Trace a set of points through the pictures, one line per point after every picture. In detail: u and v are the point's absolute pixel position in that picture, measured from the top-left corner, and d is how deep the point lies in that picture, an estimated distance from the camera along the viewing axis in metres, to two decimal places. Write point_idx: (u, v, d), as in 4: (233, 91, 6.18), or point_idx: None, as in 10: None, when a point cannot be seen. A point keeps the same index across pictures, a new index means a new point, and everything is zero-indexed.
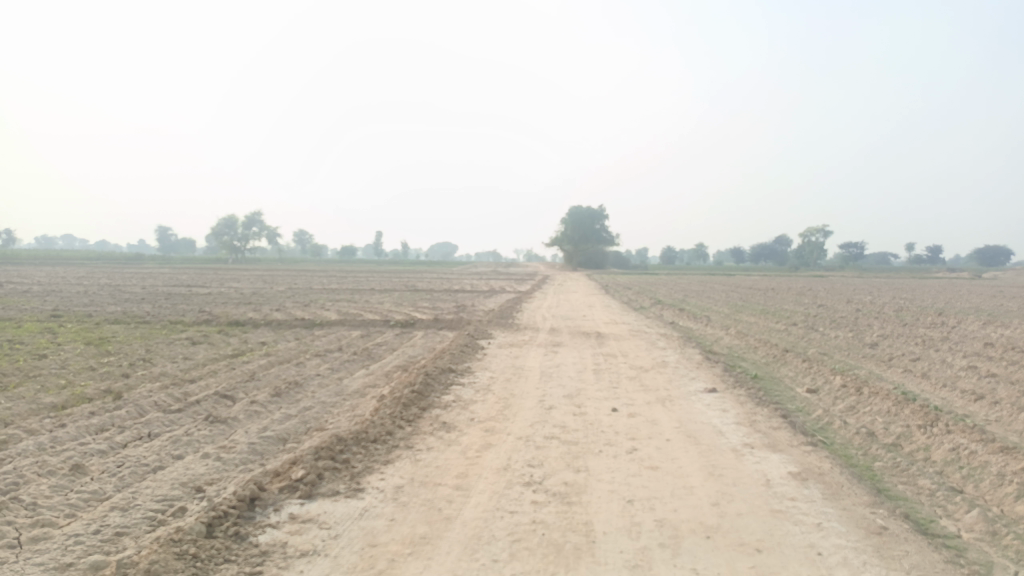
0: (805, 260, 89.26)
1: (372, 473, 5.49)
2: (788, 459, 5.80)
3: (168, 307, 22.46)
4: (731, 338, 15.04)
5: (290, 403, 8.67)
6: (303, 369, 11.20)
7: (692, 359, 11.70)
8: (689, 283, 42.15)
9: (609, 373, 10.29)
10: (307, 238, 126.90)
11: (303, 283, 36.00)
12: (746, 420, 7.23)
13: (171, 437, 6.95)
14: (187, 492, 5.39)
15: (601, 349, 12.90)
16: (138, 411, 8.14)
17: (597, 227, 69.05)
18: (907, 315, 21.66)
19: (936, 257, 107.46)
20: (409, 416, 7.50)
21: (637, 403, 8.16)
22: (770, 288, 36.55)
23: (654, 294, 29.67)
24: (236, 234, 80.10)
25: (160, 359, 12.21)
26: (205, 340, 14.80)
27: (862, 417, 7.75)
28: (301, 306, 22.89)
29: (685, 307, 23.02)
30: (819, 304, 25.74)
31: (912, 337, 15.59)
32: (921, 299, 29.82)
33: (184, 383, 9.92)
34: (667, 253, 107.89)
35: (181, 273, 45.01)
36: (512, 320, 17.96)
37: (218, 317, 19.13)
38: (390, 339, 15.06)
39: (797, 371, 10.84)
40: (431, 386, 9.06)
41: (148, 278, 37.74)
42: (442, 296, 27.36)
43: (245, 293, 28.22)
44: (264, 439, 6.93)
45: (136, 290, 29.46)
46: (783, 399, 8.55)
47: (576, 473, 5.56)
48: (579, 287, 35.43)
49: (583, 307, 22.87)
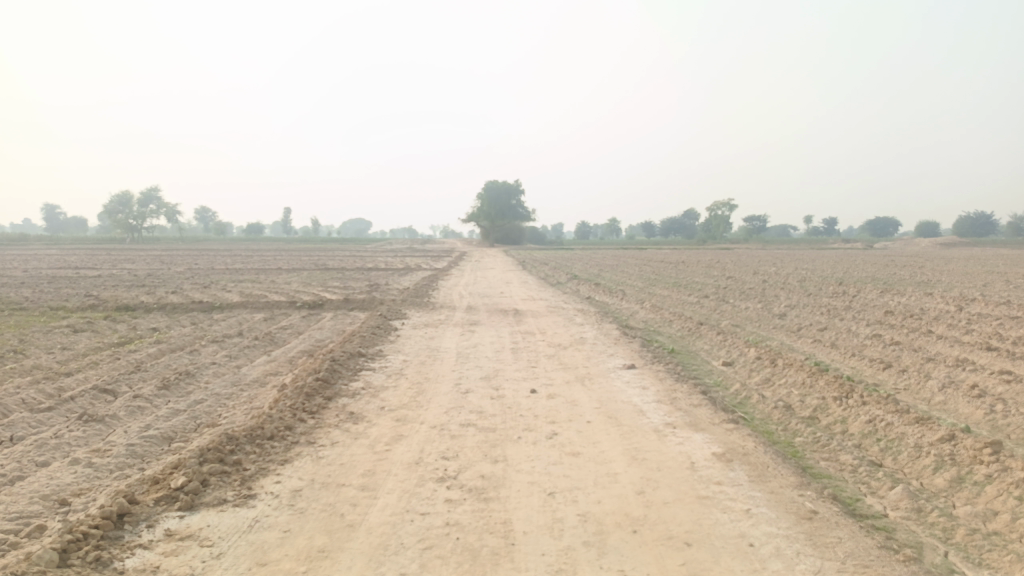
0: (712, 233, 92.04)
1: (267, 475, 4.94)
2: (711, 438, 5.59)
3: (50, 292, 20.70)
4: (647, 313, 15.00)
5: (180, 396, 7.91)
6: (198, 357, 10.36)
7: (610, 335, 11.55)
8: (603, 258, 42.57)
9: (526, 352, 9.98)
10: (210, 216, 121.16)
11: (207, 263, 34.18)
12: (667, 397, 7.03)
13: (37, 441, 6.13)
14: (48, 508, 4.68)
15: (518, 327, 12.56)
16: (1, 412, 7.20)
17: (512, 202, 68.75)
18: (810, 286, 22.30)
19: (831, 229, 112.88)
20: (313, 407, 6.92)
21: (555, 384, 7.85)
22: (680, 262, 37.26)
23: (570, 270, 29.59)
24: (133, 212, 75.47)
25: (35, 350, 11.05)
26: (90, 328, 13.58)
27: (778, 389, 7.72)
28: (201, 288, 21.55)
29: (600, 282, 23.01)
30: (728, 277, 26.28)
31: (817, 308, 16.01)
32: (822, 271, 30.98)
33: (59, 377, 8.95)
34: (580, 229, 109.14)
35: (70, 255, 41.95)
36: (426, 299, 17.40)
37: (106, 302, 17.70)
38: (296, 321, 14.27)
39: (712, 343, 10.84)
40: (338, 372, 8.49)
41: (32, 261, 34.90)
42: (354, 275, 26.39)
43: (138, 276, 26.36)
44: (146, 439, 6.21)
45: (16, 273, 27.09)
46: (701, 374, 8.43)
47: (493, 464, 5.17)
48: (496, 263, 35.09)
49: (499, 283, 22.48)
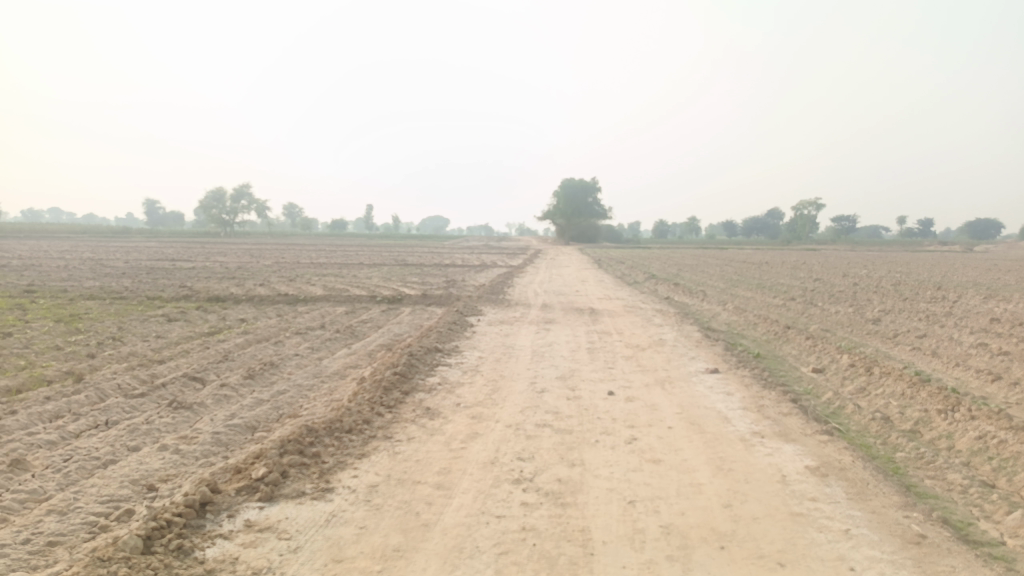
0: (797, 233, 88.83)
1: (344, 469, 4.94)
2: (803, 450, 5.27)
3: (148, 282, 21.79)
4: (729, 315, 14.50)
5: (263, 386, 8.09)
6: (282, 348, 10.62)
7: (690, 337, 11.20)
8: (682, 257, 41.68)
9: (604, 352, 9.77)
10: (296, 211, 125.43)
11: (292, 257, 35.30)
12: (753, 405, 6.71)
13: (129, 426, 6.37)
14: (137, 492, 4.83)
15: (596, 326, 12.35)
16: (98, 396, 7.54)
17: (589, 200, 68.22)
18: (906, 290, 21.11)
19: (927, 230, 107.02)
20: (390, 401, 6.94)
21: (634, 386, 7.62)
22: (763, 262, 36.02)
23: (647, 269, 29.08)
24: (225, 207, 78.83)
25: (131, 338, 11.58)
26: (182, 317, 14.17)
27: (874, 400, 7.26)
28: (286, 281, 22.24)
29: (680, 282, 22.47)
30: (815, 279, 25.22)
31: (914, 313, 15.10)
32: (917, 273, 29.37)
33: (152, 364, 9.34)
34: (659, 228, 107.41)
35: (168, 248, 44.17)
36: (503, 296, 17.37)
37: (198, 293, 18.46)
38: (375, 315, 14.48)
39: (800, 348, 10.34)
40: (415, 367, 8.51)
41: (133, 253, 36.94)
42: (432, 271, 26.68)
43: (228, 268, 27.44)
44: (230, 428, 6.36)
45: (119, 264, 28.70)
46: (789, 380, 8.03)
47: (571, 467, 5.02)
48: (572, 261, 34.80)
49: (576, 282, 22.25)
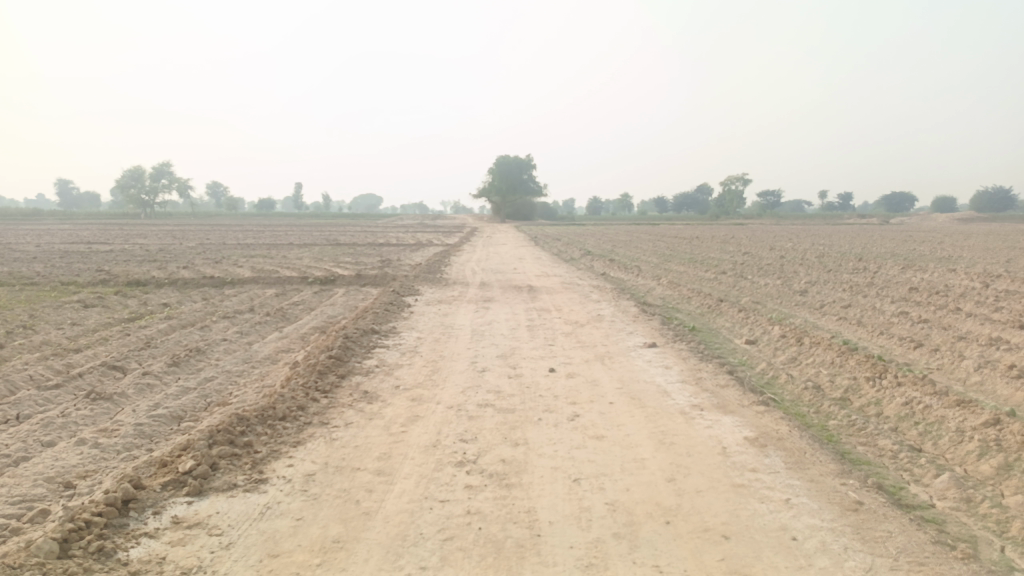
0: (726, 208, 91.08)
1: (278, 458, 4.74)
2: (742, 422, 5.34)
3: (62, 266, 20.62)
4: (664, 289, 14.68)
5: (190, 374, 7.73)
6: (209, 333, 10.18)
7: (627, 312, 11.29)
8: (616, 232, 42.11)
9: (543, 329, 9.74)
10: (222, 191, 121.12)
11: (218, 238, 34.03)
12: (691, 378, 6.78)
13: (43, 420, 5.96)
14: (53, 491, 4.51)
15: (534, 303, 12.31)
16: (8, 389, 7.04)
17: (524, 177, 68.16)
18: (829, 262, 21.87)
19: (846, 204, 111.39)
20: (325, 386, 6.72)
21: (574, 362, 7.60)
22: (694, 237, 36.74)
23: (583, 245, 29.25)
24: (145, 187, 75.42)
25: (45, 326, 10.90)
26: (101, 303, 13.45)
27: (806, 369, 7.44)
28: (213, 263, 21.42)
29: (614, 258, 22.68)
30: (744, 252, 25.87)
31: (838, 284, 15.63)
32: (839, 245, 30.52)
33: (68, 353, 8.80)
34: (592, 204, 108.44)
35: (82, 230, 41.96)
36: (439, 275, 17.16)
37: (118, 277, 17.57)
38: (308, 297, 14.08)
39: (733, 321, 10.56)
40: (350, 350, 8.28)
41: (45, 236, 34.94)
42: (365, 250, 26.17)
43: (150, 251, 26.26)
44: (154, 419, 6.03)
45: (29, 248, 27.07)
46: (724, 353, 8.16)
47: (514, 447, 4.94)
48: (508, 239, 34.70)
49: (512, 259, 22.18)
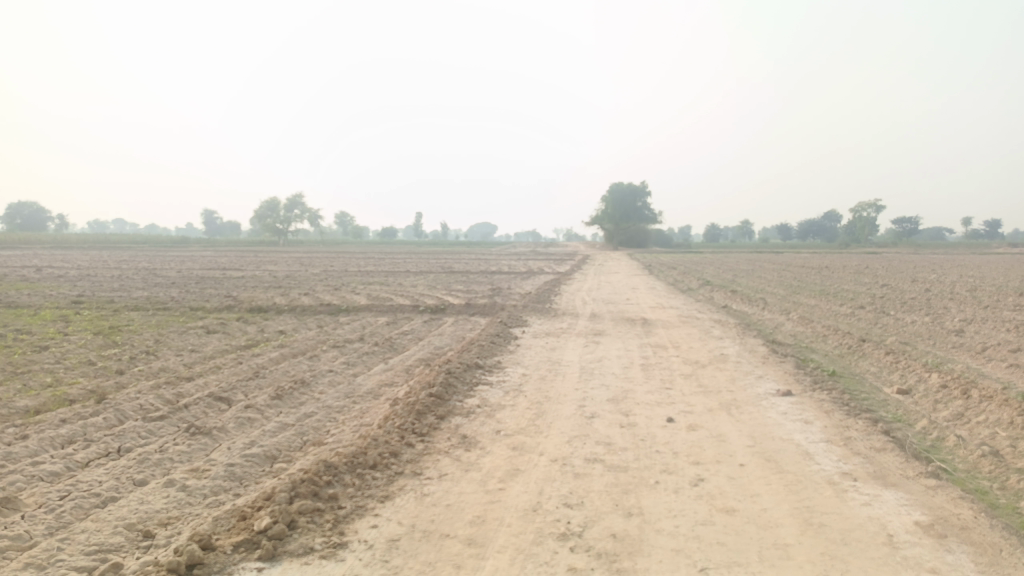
0: (856, 235, 85.65)
1: (363, 517, 4.27)
2: (910, 500, 4.38)
3: (195, 292, 21.71)
4: (794, 326, 13.43)
5: (291, 408, 7.50)
6: (316, 364, 10.07)
7: (755, 351, 10.26)
8: (736, 262, 40.08)
9: (660, 369, 8.93)
10: (347, 220, 127.05)
11: (339, 265, 35.24)
12: (838, 437, 5.79)
13: (140, 455, 5.82)
14: (131, 540, 4.25)
15: (649, 339, 11.49)
16: (117, 419, 7.04)
17: (639, 205, 66.86)
18: (984, 297, 19.59)
19: (994, 231, 102.02)
20: (422, 429, 6.26)
21: (695, 411, 6.77)
22: (823, 267, 34.43)
23: (700, 275, 27.96)
24: (278, 216, 79.85)
25: (166, 352, 11.19)
26: (222, 329, 13.81)
27: (979, 429, 6.26)
28: (331, 290, 21.89)
29: (736, 288, 21.36)
30: (883, 285, 23.68)
31: (1000, 323, 13.77)
32: (994, 277, 27.56)
33: (180, 381, 8.86)
34: (709, 232, 105.23)
35: (221, 256, 44.99)
36: (549, 305, 16.59)
37: (241, 303, 18.18)
38: (417, 326, 13.89)
39: (879, 365, 9.30)
40: (453, 387, 7.81)
41: (185, 261, 37.37)
42: (477, 278, 26.06)
43: (276, 277, 27.27)
44: (246, 459, 5.75)
45: (170, 274, 28.91)
46: (874, 405, 7.05)
47: (627, 519, 4.23)
48: (621, 267, 33.85)
49: (626, 289, 21.34)
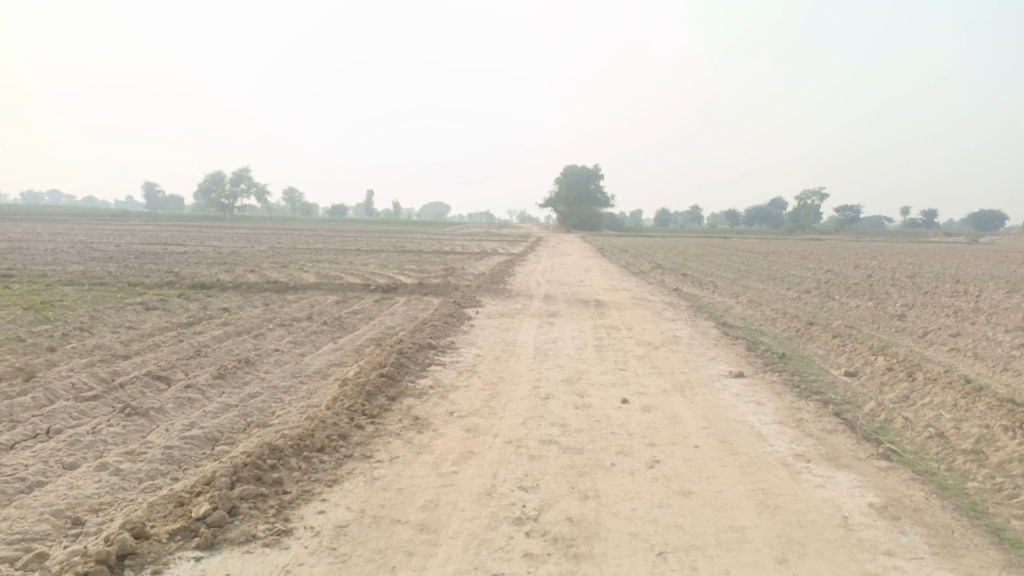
0: (801, 222, 87.76)
1: (309, 502, 4.09)
2: (862, 482, 4.40)
3: (134, 267, 20.90)
4: (744, 309, 13.61)
5: (235, 388, 7.21)
6: (262, 342, 9.75)
7: (707, 334, 10.33)
8: (686, 246, 40.55)
9: (614, 351, 8.90)
10: (296, 196, 124.47)
11: (288, 243, 34.44)
12: (790, 419, 5.82)
13: (71, 437, 5.50)
14: (59, 528, 3.98)
15: (602, 320, 11.47)
16: (46, 399, 6.65)
17: (591, 188, 67.13)
18: (923, 283, 20.21)
19: (930, 221, 105.73)
20: (372, 410, 6.07)
21: (649, 393, 6.73)
22: (770, 252, 35.16)
23: (652, 258, 28.20)
24: (224, 190, 77.62)
25: (102, 329, 10.69)
26: (162, 306, 13.29)
27: (924, 411, 6.38)
28: (279, 267, 21.33)
29: (687, 272, 21.58)
30: (828, 270, 24.25)
31: (939, 309, 14.20)
32: (931, 265, 28.52)
33: (116, 360, 8.46)
34: (660, 216, 106.53)
35: (163, 231, 43.50)
36: (503, 286, 16.45)
37: (183, 279, 17.55)
38: (367, 306, 13.62)
39: (827, 348, 9.46)
40: (404, 367, 7.63)
41: (125, 236, 35.93)
42: (430, 258, 25.77)
43: (222, 253, 26.45)
44: (186, 441, 5.48)
45: (108, 248, 27.79)
46: (823, 388, 7.13)
47: (583, 502, 4.15)
48: (574, 249, 34.05)
49: (579, 271, 21.34)
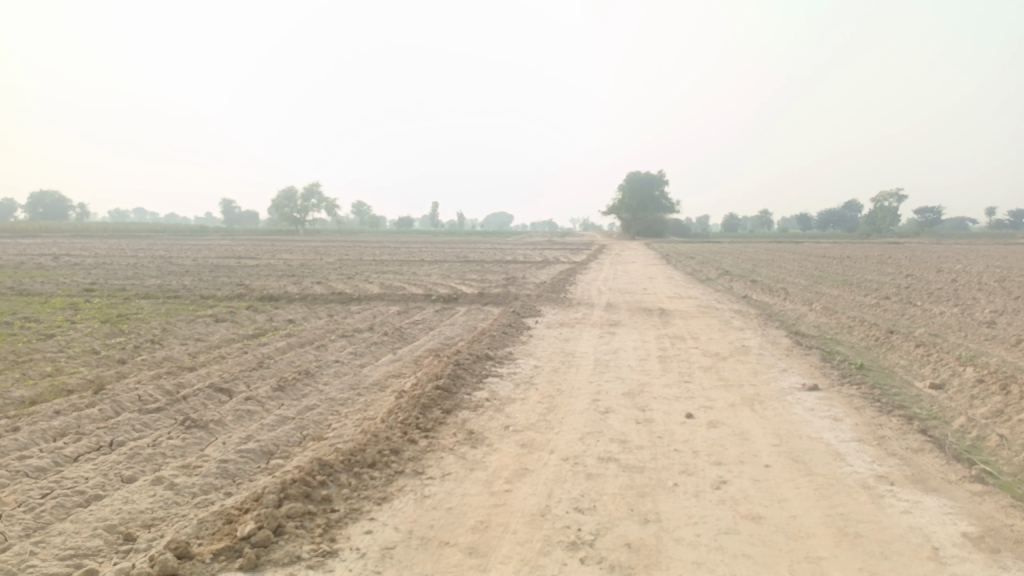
0: (877, 224, 84.31)
1: (356, 521, 3.96)
2: (955, 509, 3.99)
3: (208, 280, 21.58)
4: (818, 316, 12.97)
5: (293, 400, 7.22)
6: (323, 354, 9.80)
7: (777, 343, 9.85)
8: (755, 251, 39.40)
9: (678, 362, 8.56)
10: (364, 209, 127.08)
11: (354, 254, 35.09)
12: (871, 436, 5.40)
13: (131, 450, 5.55)
14: (111, 544, 3.97)
15: (666, 330, 11.10)
16: (113, 411, 6.78)
17: (656, 194, 66.15)
18: (1013, 287, 18.98)
19: (1019, 221, 100.05)
20: (426, 424, 5.94)
21: (715, 407, 6.39)
22: (845, 256, 33.77)
23: (719, 265, 27.45)
24: (294, 204, 79.90)
25: (172, 341, 10.96)
26: (230, 318, 13.59)
27: (1023, 428, 5.83)
28: (344, 279, 21.68)
29: (755, 278, 20.88)
30: (909, 275, 23.06)
31: None
32: (1022, 268, 26.78)
33: (182, 371, 8.62)
34: (728, 222, 104.18)
35: (237, 245, 44.92)
36: (564, 295, 16.20)
37: (252, 291, 17.98)
38: (428, 316, 13.61)
39: (910, 358, 8.86)
40: (461, 379, 7.48)
41: (201, 250, 37.28)
42: (492, 268, 25.79)
43: (290, 266, 27.10)
44: (241, 455, 5.46)
45: (185, 262, 28.88)
46: (907, 401, 6.64)
47: (643, 526, 3.89)
48: (638, 257, 33.48)
49: (643, 279, 20.90)
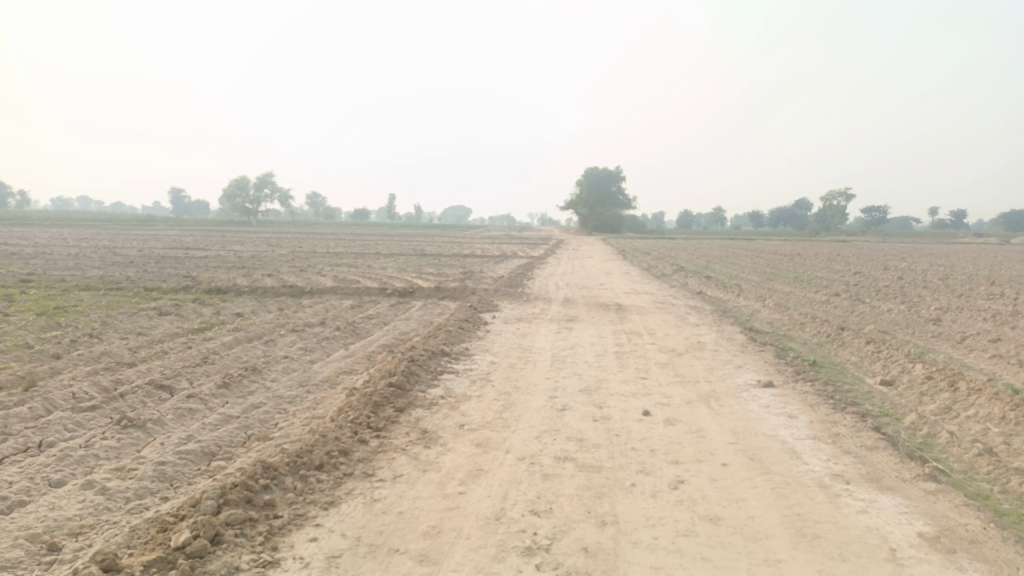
0: (826, 222, 86.34)
1: (301, 528, 3.76)
2: (911, 508, 3.98)
3: (154, 272, 20.87)
4: (771, 313, 13.11)
5: (239, 398, 6.93)
6: (272, 349, 9.49)
7: (732, 340, 9.89)
8: (708, 247, 39.92)
9: (635, 358, 8.50)
10: (319, 201, 125.07)
11: (308, 246, 34.43)
12: (826, 434, 5.39)
13: (61, 451, 5.23)
14: (33, 554, 3.69)
15: (623, 326, 11.06)
16: (44, 409, 6.41)
17: (613, 189, 66.56)
18: (957, 286, 19.53)
19: (959, 221, 103.66)
20: (378, 423, 5.74)
21: (672, 404, 6.33)
22: (797, 254, 34.41)
23: (674, 261, 27.68)
24: (247, 195, 78.10)
25: (112, 335, 10.49)
26: (176, 311, 13.10)
27: (972, 425, 5.90)
28: (297, 271, 21.19)
29: (710, 274, 21.07)
30: (857, 272, 23.57)
31: (976, 312, 13.59)
32: (964, 266, 27.64)
33: (121, 367, 8.23)
34: (682, 219, 105.50)
35: (185, 235, 43.60)
36: (521, 290, 16.07)
37: (200, 283, 17.43)
38: (382, 310, 13.33)
39: (861, 355, 8.97)
40: (415, 375, 7.29)
41: (148, 241, 36.13)
42: (449, 261, 25.51)
43: (241, 257, 26.41)
44: (181, 456, 5.19)
45: (131, 253, 27.90)
46: (859, 398, 6.68)
47: (600, 529, 3.77)
48: (595, 252, 33.56)
49: (600, 274, 20.90)
